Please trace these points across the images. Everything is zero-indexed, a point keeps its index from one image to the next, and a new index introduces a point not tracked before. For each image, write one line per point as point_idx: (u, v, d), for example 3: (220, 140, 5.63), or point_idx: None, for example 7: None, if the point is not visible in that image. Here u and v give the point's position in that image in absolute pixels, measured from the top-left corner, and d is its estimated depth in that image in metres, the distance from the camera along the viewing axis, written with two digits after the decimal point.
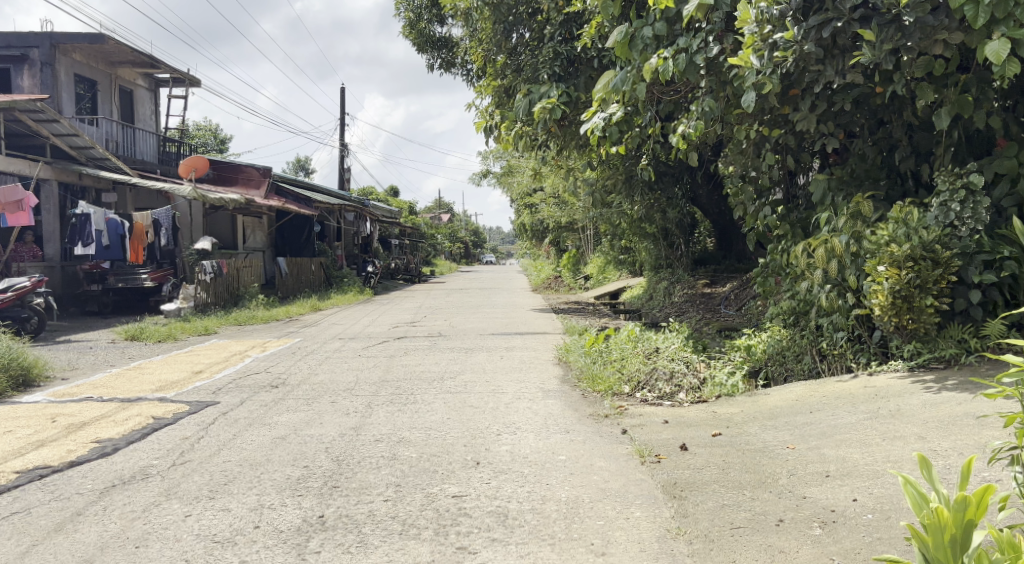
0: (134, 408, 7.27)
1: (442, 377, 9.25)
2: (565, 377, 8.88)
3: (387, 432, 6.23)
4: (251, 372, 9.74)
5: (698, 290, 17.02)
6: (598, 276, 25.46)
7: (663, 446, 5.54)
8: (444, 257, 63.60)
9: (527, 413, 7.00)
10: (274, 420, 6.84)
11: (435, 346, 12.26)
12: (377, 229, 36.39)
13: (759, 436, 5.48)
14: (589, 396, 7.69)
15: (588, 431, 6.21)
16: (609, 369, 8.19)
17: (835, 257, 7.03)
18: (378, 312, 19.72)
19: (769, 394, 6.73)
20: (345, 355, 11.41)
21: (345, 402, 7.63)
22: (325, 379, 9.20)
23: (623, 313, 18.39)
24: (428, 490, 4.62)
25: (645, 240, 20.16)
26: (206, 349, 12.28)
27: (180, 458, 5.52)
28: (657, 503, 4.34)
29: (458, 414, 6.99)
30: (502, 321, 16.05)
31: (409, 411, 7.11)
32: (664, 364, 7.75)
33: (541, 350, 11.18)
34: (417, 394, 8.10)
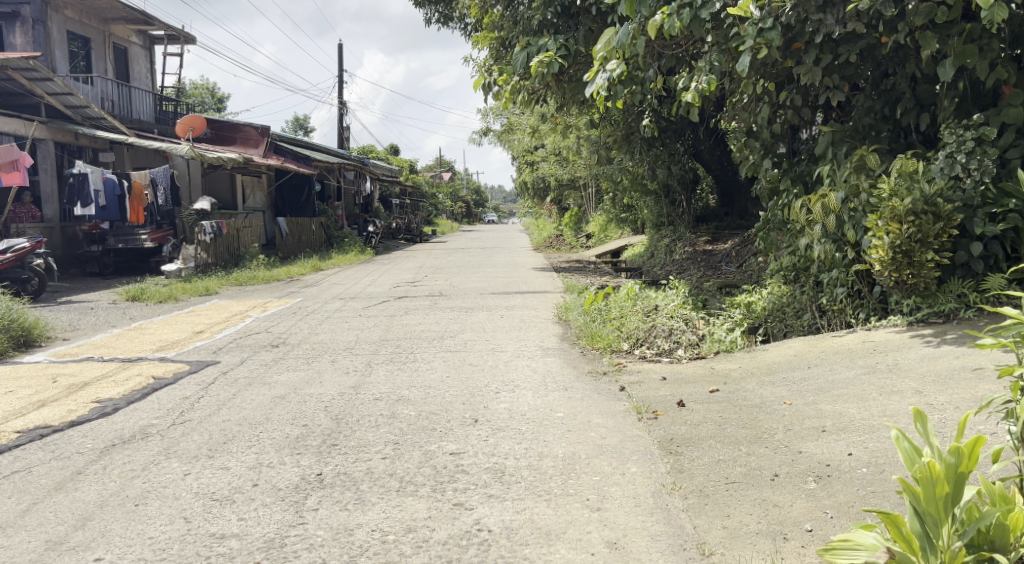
0: (136, 368, 7.29)
1: (442, 336, 9.26)
2: (565, 335, 8.89)
3: (386, 390, 6.26)
4: (252, 332, 9.76)
5: (699, 248, 16.98)
6: (600, 234, 25.40)
7: (660, 402, 5.56)
8: (444, 216, 63.49)
9: (526, 371, 7.03)
10: (273, 379, 6.87)
11: (435, 305, 12.28)
12: (377, 189, 36.27)
13: (756, 392, 5.50)
14: (588, 353, 7.70)
15: (586, 388, 6.23)
16: (608, 326, 8.19)
17: (835, 212, 6.98)
18: (379, 271, 19.71)
19: (768, 349, 6.74)
20: (344, 315, 11.43)
21: (344, 361, 7.66)
22: (326, 338, 9.22)
23: (624, 272, 18.38)
24: (426, 448, 4.64)
25: (647, 197, 20.07)
26: (207, 309, 12.30)
27: (179, 417, 5.54)
28: (653, 459, 4.35)
29: (457, 372, 7.01)
30: (503, 280, 16.05)
31: (408, 370, 7.13)
32: (663, 321, 7.76)
33: (541, 309, 11.19)
34: (416, 353, 8.12)
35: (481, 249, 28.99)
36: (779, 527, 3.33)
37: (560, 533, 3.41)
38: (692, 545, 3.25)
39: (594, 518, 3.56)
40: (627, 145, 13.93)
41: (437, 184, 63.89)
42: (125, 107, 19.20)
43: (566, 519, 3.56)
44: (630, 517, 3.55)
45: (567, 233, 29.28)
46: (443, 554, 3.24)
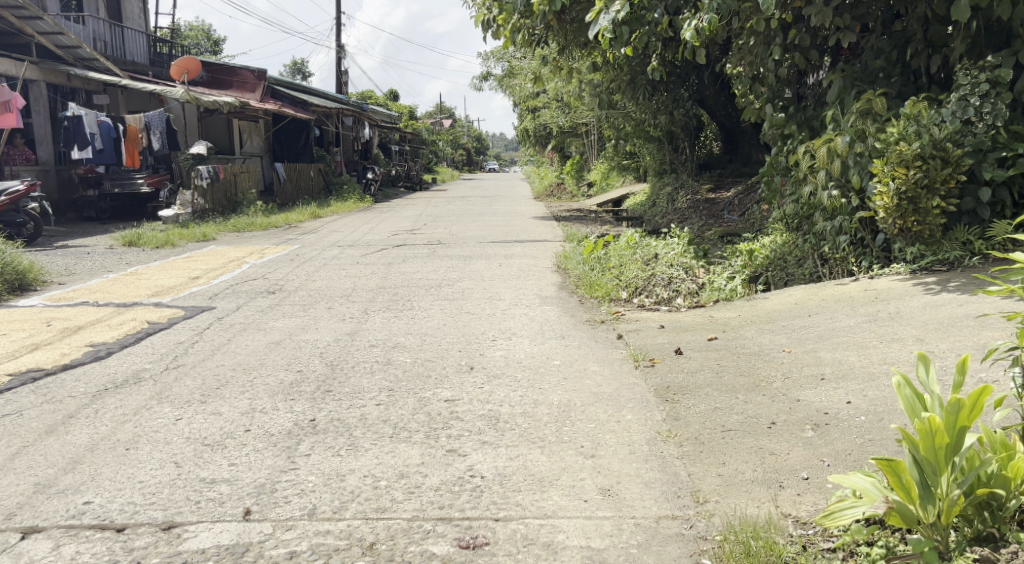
0: (130, 314, 7.24)
1: (440, 284, 9.20)
2: (563, 283, 8.83)
3: (381, 337, 6.21)
4: (248, 278, 9.69)
5: (701, 197, 16.84)
6: (602, 182, 25.22)
7: (657, 350, 5.52)
8: (445, 163, 63.06)
9: (523, 319, 6.98)
10: (269, 324, 6.82)
11: (434, 253, 12.21)
12: (376, 135, 35.91)
13: (755, 340, 5.45)
14: (586, 301, 7.64)
15: (583, 336, 6.18)
16: (606, 275, 8.10)
17: (839, 158, 6.86)
18: (378, 219, 19.59)
19: (769, 298, 6.67)
20: (342, 262, 11.35)
21: (341, 308, 7.61)
22: (323, 285, 9.16)
23: (626, 220, 18.28)
24: (420, 394, 4.60)
25: (649, 144, 19.85)
26: (204, 255, 12.22)
27: (173, 362, 5.50)
28: (649, 406, 4.31)
29: (454, 320, 6.96)
30: (504, 229, 15.95)
31: (405, 318, 7.08)
32: (663, 270, 7.68)
33: (540, 258, 11.11)
34: (413, 300, 8.07)
35: (481, 197, 28.82)
36: (775, 475, 3.26)
37: (553, 480, 3.35)
38: (685, 492, 3.19)
39: (588, 465, 3.50)
40: (630, 91, 13.71)
41: (437, 130, 63.30)
42: (118, 48, 18.88)
43: (560, 466, 3.50)
44: (623, 465, 3.49)
45: (569, 181, 29.07)
46: (435, 500, 3.18)
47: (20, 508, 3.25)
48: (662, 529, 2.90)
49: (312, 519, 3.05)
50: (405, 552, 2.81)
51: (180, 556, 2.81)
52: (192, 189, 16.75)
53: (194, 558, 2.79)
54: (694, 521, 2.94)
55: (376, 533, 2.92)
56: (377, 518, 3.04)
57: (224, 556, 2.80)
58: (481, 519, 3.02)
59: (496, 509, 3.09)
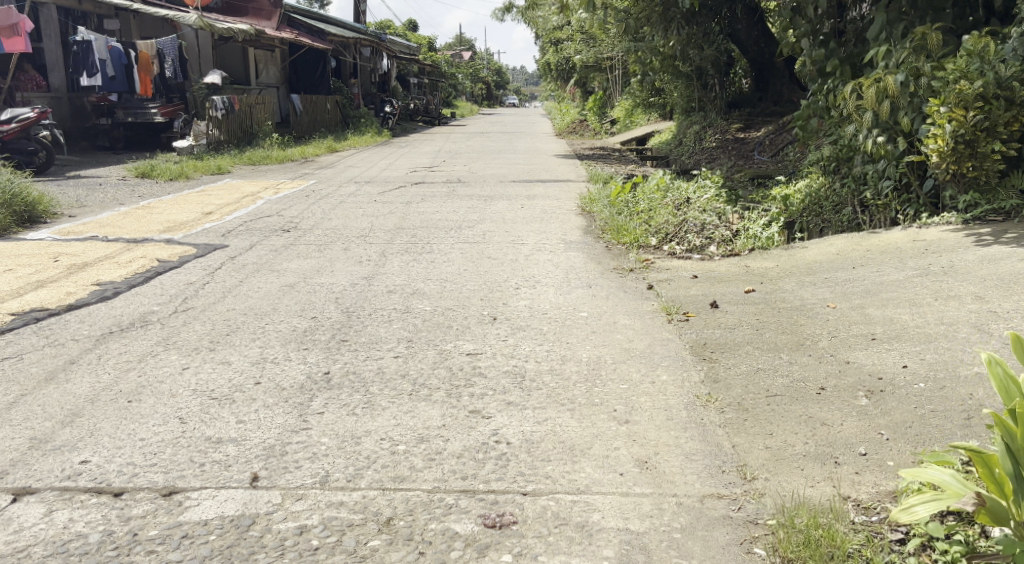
0: (140, 251, 6.99)
1: (461, 225, 8.92)
2: (588, 227, 8.49)
3: (400, 282, 5.95)
4: (264, 215, 9.42)
5: (730, 137, 16.47)
6: (626, 119, 24.69)
7: (691, 303, 5.24)
8: (463, 96, 62.17)
9: (548, 265, 6.70)
10: (283, 265, 6.56)
11: (454, 192, 11.91)
12: (394, 67, 35.24)
13: (795, 294, 5.16)
14: (613, 247, 7.34)
15: (611, 287, 5.90)
16: (635, 221, 7.77)
17: (888, 97, 6.42)
18: (397, 154, 19.24)
19: (810, 248, 6.34)
20: (361, 200, 11.08)
21: (359, 249, 7.35)
22: (339, 224, 8.89)
23: (651, 160, 17.91)
24: (441, 347, 4.36)
25: (677, 81, 19.31)
26: (218, 189, 11.96)
27: (182, 305, 5.25)
28: (685, 365, 4.04)
29: (476, 264, 6.68)
30: (526, 167, 15.63)
31: (426, 261, 6.81)
32: (695, 216, 7.33)
33: (564, 199, 10.80)
34: (434, 242, 7.79)
35: (501, 132, 28.35)
36: (829, 450, 2.98)
37: (585, 449, 3.08)
38: (730, 466, 2.91)
39: (623, 432, 3.24)
40: (661, 24, 13.19)
41: (456, 62, 62.28)
42: None
43: (592, 432, 3.24)
44: (661, 433, 3.22)
45: (591, 118, 28.51)
46: (458, 469, 2.92)
47: (13, 465, 3.01)
48: (707, 510, 2.62)
49: (323, 489, 2.80)
50: (425, 530, 2.56)
51: (181, 528, 2.57)
52: (207, 120, 16.41)
53: (195, 531, 2.55)
54: (743, 502, 2.65)
55: (394, 508, 2.67)
56: (394, 489, 2.79)
57: (227, 530, 2.55)
58: (508, 494, 2.75)
59: (524, 481, 2.82)
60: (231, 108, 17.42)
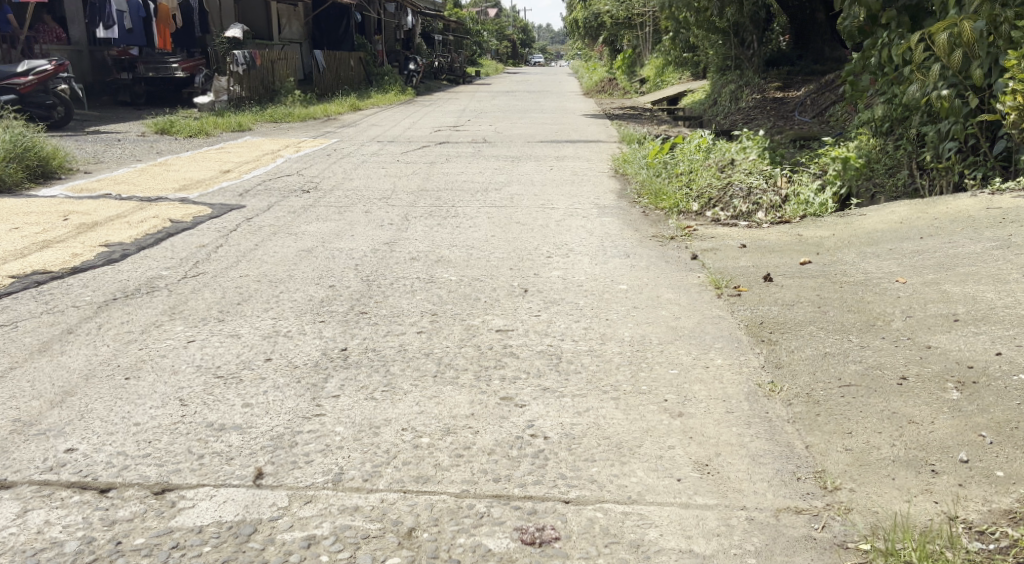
0: (153, 210, 6.63)
1: (487, 187, 8.52)
2: (623, 192, 8.06)
3: (424, 249, 5.59)
4: (284, 174, 9.06)
5: (768, 97, 15.92)
6: (656, 79, 24.11)
7: (742, 276, 4.86)
8: (489, 53, 61.30)
9: (581, 233, 6.30)
10: (301, 228, 6.20)
11: (480, 152, 11.50)
12: (419, 24, 34.64)
13: (855, 271, 4.76)
14: (650, 213, 6.94)
15: (651, 257, 5.51)
16: (675, 184, 7.34)
17: (962, 47, 5.94)
18: (421, 113, 18.83)
19: (867, 218, 5.90)
20: (383, 159, 10.71)
21: (380, 212, 6.98)
22: (361, 184, 8.53)
23: (684, 121, 17.41)
24: (468, 323, 4.00)
25: (712, 37, 18.68)
26: (237, 146, 11.62)
27: (193, 270, 4.90)
28: (742, 348, 3.68)
29: (504, 232, 6.29)
30: (555, 127, 15.16)
31: (451, 226, 6.43)
32: (741, 179, 6.89)
33: (595, 160, 10.35)
34: (460, 206, 7.41)
35: (528, 92, 27.83)
36: (922, 455, 2.58)
37: (634, 447, 2.70)
38: (806, 472, 2.54)
39: (677, 428, 2.85)
40: None
41: (481, 19, 61.35)
42: None
43: (641, 427, 2.86)
44: (720, 429, 2.85)
45: (621, 77, 27.88)
46: (489, 469, 2.55)
47: None
48: (785, 529, 2.26)
49: (336, 491, 2.43)
50: (452, 546, 2.19)
51: (172, 536, 2.22)
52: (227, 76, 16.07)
53: (188, 541, 2.21)
54: (827, 518, 2.30)
55: (416, 517, 2.30)
56: (417, 492, 2.42)
57: (225, 540, 2.20)
58: (547, 502, 2.38)
59: (566, 487, 2.45)
60: (254, 64, 17.04)
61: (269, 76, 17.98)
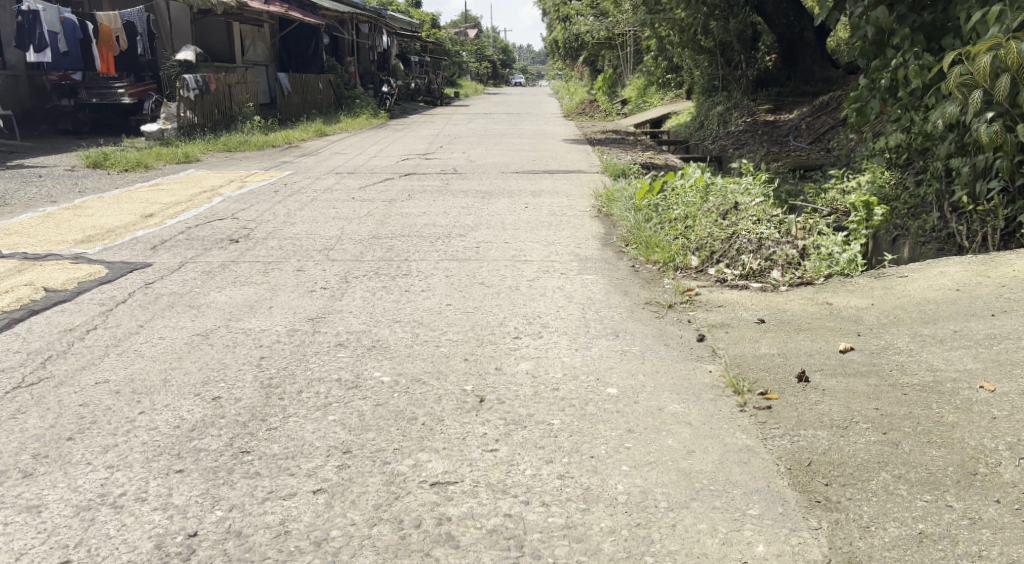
0: (31, 272, 5.39)
1: (450, 233, 7.35)
2: (607, 238, 6.92)
3: (356, 330, 4.40)
4: (216, 218, 7.88)
5: (759, 119, 14.92)
6: (638, 99, 23.20)
7: (768, 374, 3.72)
8: (468, 74, 60.47)
9: (558, 300, 5.13)
10: (210, 298, 4.98)
11: (448, 185, 10.35)
12: (394, 45, 33.68)
13: (916, 367, 3.62)
14: (642, 270, 5.83)
15: (644, 338, 4.35)
16: (668, 234, 6.22)
17: None
18: (392, 139, 17.74)
19: (909, 281, 4.79)
20: (338, 195, 9.53)
21: (317, 271, 5.80)
22: (303, 231, 7.36)
23: (669, 145, 16.43)
24: (391, 468, 2.79)
25: (698, 56, 17.70)
26: (175, 182, 10.42)
27: (36, 371, 3.65)
28: (791, 517, 2.52)
29: (463, 300, 5.11)
30: (533, 154, 14.10)
31: (399, 292, 5.24)
32: (748, 228, 5.78)
33: (576, 195, 9.21)
34: (415, 260, 6.24)
35: (505, 113, 26.78)
36: None
37: None
38: None
39: None
40: None
41: (461, 39, 60.47)
42: None
43: None
44: None
45: (602, 98, 26.90)
46: None
47: None
48: None
49: None
50: None
51: None
52: (178, 101, 15.07)
53: None
54: None
55: None
56: None
57: None
58: None
59: None
60: (208, 88, 15.95)
61: (226, 101, 16.87)
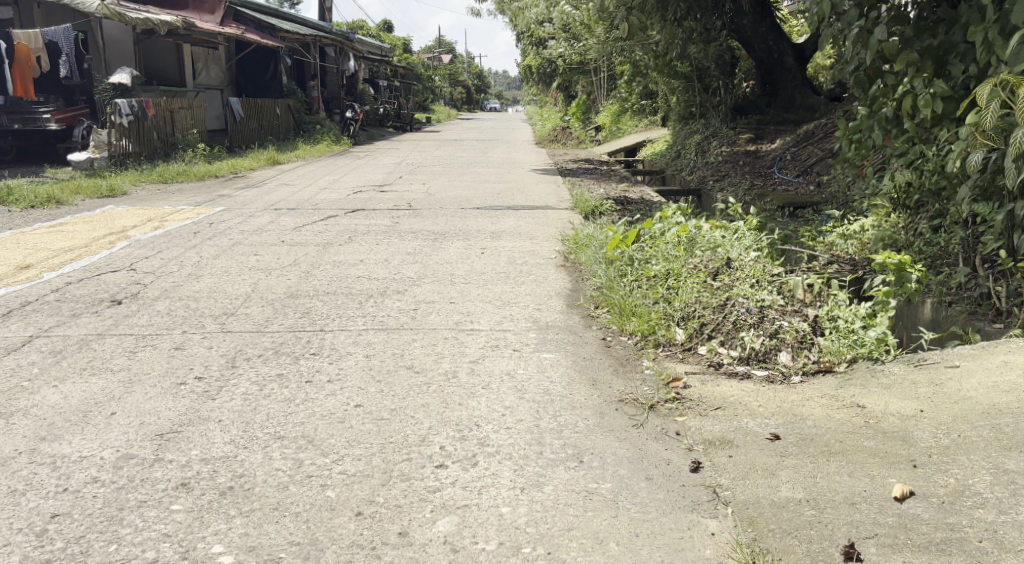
0: None
1: (386, 288, 6.14)
2: (574, 297, 5.74)
3: (215, 457, 3.18)
4: (108, 271, 6.64)
5: (739, 149, 13.88)
6: (612, 126, 22.23)
7: (799, 542, 2.57)
8: (441, 101, 59.63)
9: (505, 393, 3.93)
10: (33, 399, 3.73)
11: (397, 224, 9.15)
12: (362, 68, 32.53)
13: (1018, 537, 2.46)
14: (615, 345, 4.66)
15: (618, 467, 3.14)
16: (647, 298, 5.05)
17: None
18: (348, 168, 16.54)
19: (965, 374, 3.62)
20: (266, 237, 8.28)
21: (201, 351, 4.57)
22: (209, 288, 6.13)
23: (644, 175, 15.40)
24: None
25: (673, 81, 16.71)
26: (83, 223, 9.18)
27: None
28: None
29: (376, 397, 3.87)
30: (498, 186, 12.98)
31: (297, 387, 4.00)
32: (746, 293, 4.62)
33: (540, 238, 8.04)
34: (332, 330, 5.00)
35: (475, 140, 25.70)
36: None
37: None
38: None
39: None
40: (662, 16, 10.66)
41: (435, 64, 59.55)
42: None
43: None
44: None
45: (574, 125, 25.89)
46: None
47: None
48: None
49: None
50: None
51: None
52: (108, 128, 13.86)
53: None
54: None
55: None
56: None
57: None
58: None
59: None
60: (145, 114, 14.71)
61: (167, 127, 15.60)
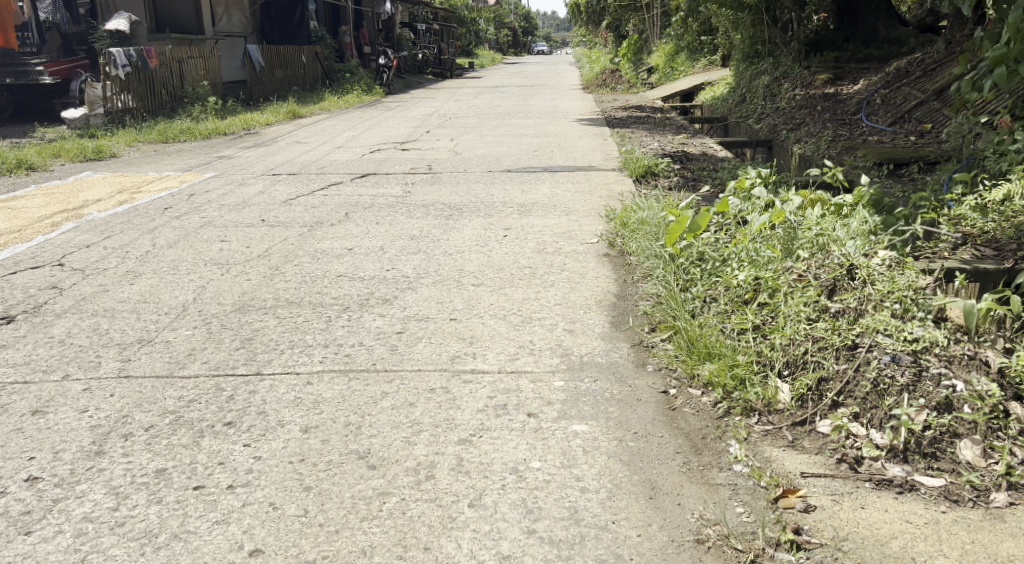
0: None
1: (368, 293, 4.60)
2: (621, 309, 4.11)
3: None
4: (26, 268, 5.22)
5: (816, 91, 11.91)
6: (666, 66, 20.15)
7: None
8: (486, 43, 57.24)
9: (502, 521, 2.38)
10: None
11: (407, 194, 7.58)
12: (398, 11, 30.60)
13: None
14: (682, 406, 3.05)
15: None
16: (730, 326, 3.42)
17: None
18: (374, 121, 14.96)
19: None
20: (245, 215, 6.79)
21: (66, 417, 3.09)
22: (139, 295, 4.66)
23: (703, 123, 13.50)
24: None
25: (737, 14, 14.65)
26: (42, 195, 7.82)
27: None
28: None
29: (293, 528, 2.36)
30: (535, 141, 11.29)
31: (176, 503, 2.50)
32: (889, 330, 2.97)
33: (579, 214, 6.38)
34: (272, 375, 3.47)
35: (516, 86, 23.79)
36: None
37: None
38: None
39: None
40: None
41: (478, 5, 57.02)
42: None
43: None
44: None
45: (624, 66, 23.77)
46: None
47: None
48: None
49: None
50: None
51: None
52: (105, 81, 12.46)
53: None
54: None
55: None
56: None
57: None
58: None
59: None
60: (146, 64, 13.30)
61: (174, 79, 14.18)
